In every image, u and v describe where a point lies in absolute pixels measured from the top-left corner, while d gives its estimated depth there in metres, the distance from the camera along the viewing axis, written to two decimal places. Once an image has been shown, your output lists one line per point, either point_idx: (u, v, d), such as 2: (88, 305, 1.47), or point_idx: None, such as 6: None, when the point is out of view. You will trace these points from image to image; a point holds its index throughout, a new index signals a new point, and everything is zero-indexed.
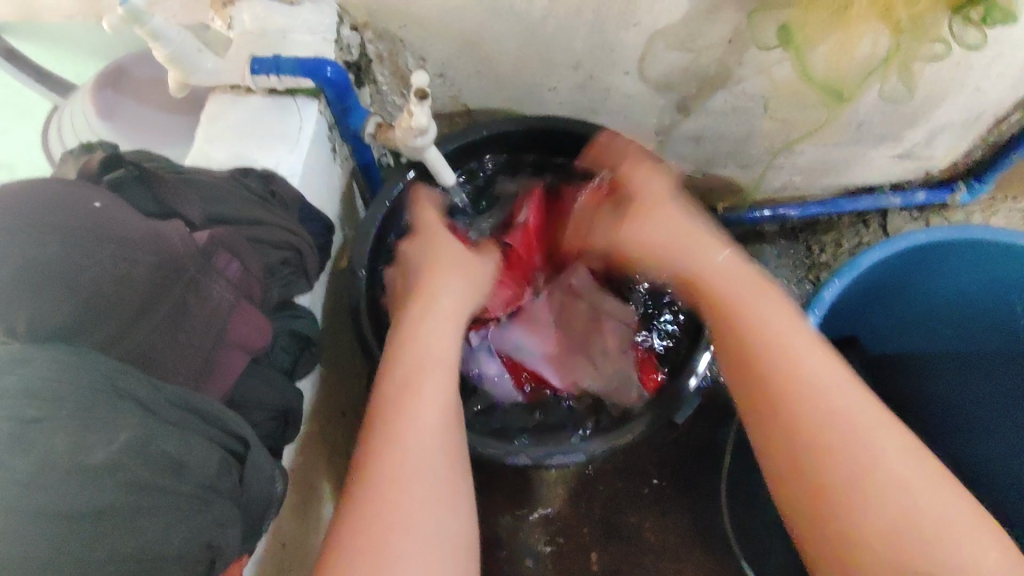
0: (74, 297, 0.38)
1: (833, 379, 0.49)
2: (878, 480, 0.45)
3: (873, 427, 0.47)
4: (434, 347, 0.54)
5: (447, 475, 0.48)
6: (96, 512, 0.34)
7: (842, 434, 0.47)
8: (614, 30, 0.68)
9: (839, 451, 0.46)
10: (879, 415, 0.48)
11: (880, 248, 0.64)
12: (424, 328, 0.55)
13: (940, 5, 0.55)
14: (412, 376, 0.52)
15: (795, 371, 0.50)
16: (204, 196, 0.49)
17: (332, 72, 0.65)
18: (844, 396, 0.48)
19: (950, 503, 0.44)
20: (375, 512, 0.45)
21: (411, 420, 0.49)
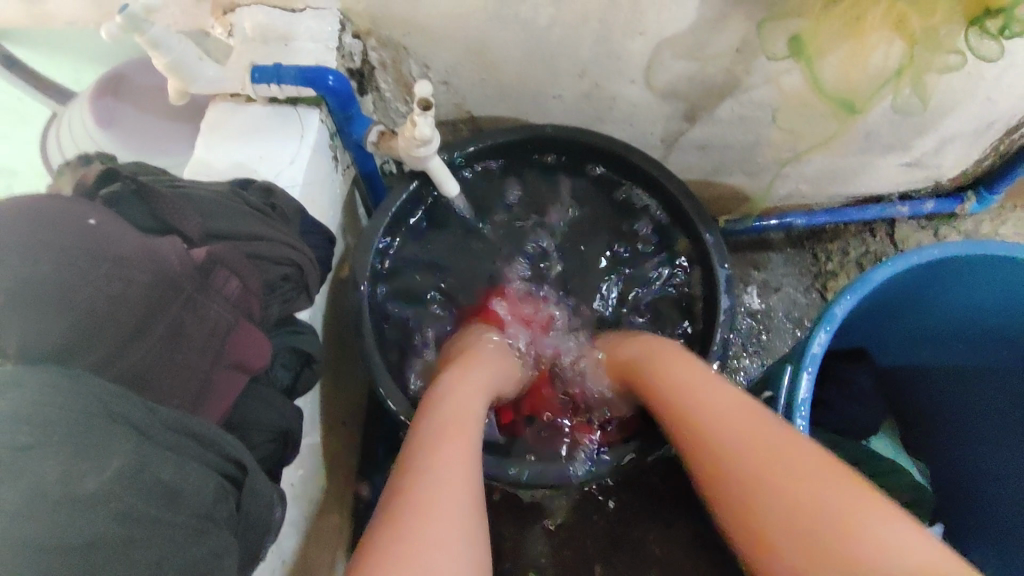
0: (66, 317, 0.37)
1: (753, 440, 0.48)
2: (823, 531, 0.42)
3: (810, 471, 0.45)
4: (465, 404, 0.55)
5: (475, 505, 0.46)
6: (88, 545, 0.33)
7: (783, 491, 0.45)
8: (621, 38, 0.66)
9: (779, 507, 0.44)
10: (815, 462, 0.46)
11: (891, 265, 0.62)
12: (457, 386, 0.57)
13: (956, 17, 0.54)
14: (450, 421, 0.52)
15: (726, 442, 0.49)
16: (202, 211, 0.48)
17: (333, 81, 0.63)
18: (782, 452, 0.47)
19: (911, 540, 0.40)
20: (406, 524, 0.42)
21: (446, 450, 0.49)
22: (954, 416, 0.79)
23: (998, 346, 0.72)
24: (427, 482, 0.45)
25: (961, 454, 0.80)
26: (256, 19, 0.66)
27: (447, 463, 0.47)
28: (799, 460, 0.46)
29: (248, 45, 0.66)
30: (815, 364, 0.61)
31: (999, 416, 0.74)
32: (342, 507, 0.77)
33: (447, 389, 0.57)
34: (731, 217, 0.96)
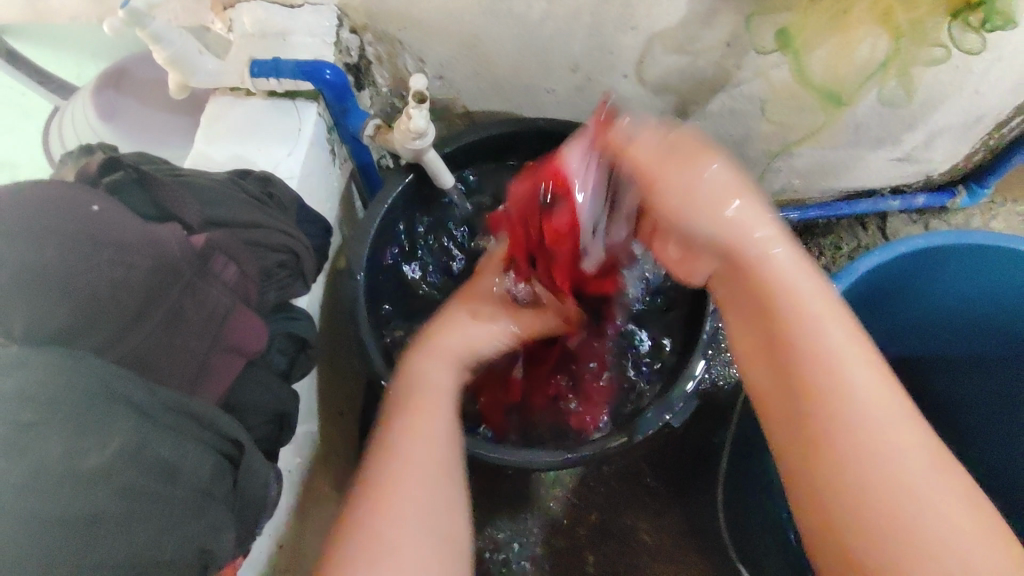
0: (70, 300, 0.38)
1: (845, 373, 0.43)
2: (897, 491, 0.40)
3: (898, 421, 0.42)
4: (434, 378, 0.56)
5: (442, 484, 0.47)
6: (91, 517, 0.34)
7: (861, 444, 0.41)
8: (612, 33, 0.68)
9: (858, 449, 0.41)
10: (901, 416, 0.42)
11: (879, 253, 0.64)
12: (427, 363, 0.57)
13: (939, 11, 0.55)
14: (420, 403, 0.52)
15: (817, 369, 0.44)
16: (201, 199, 0.49)
17: (331, 75, 0.64)
18: (877, 398, 0.42)
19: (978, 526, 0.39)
20: (374, 512, 0.44)
21: (415, 438, 0.49)
22: (944, 405, 0.81)
23: (984, 336, 0.73)
24: (395, 472, 0.46)
25: (948, 443, 0.81)
26: (255, 14, 0.67)
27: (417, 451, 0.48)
28: (890, 411, 0.42)
29: (247, 40, 0.67)
30: None
31: (990, 401, 0.76)
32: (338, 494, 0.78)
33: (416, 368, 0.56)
34: None
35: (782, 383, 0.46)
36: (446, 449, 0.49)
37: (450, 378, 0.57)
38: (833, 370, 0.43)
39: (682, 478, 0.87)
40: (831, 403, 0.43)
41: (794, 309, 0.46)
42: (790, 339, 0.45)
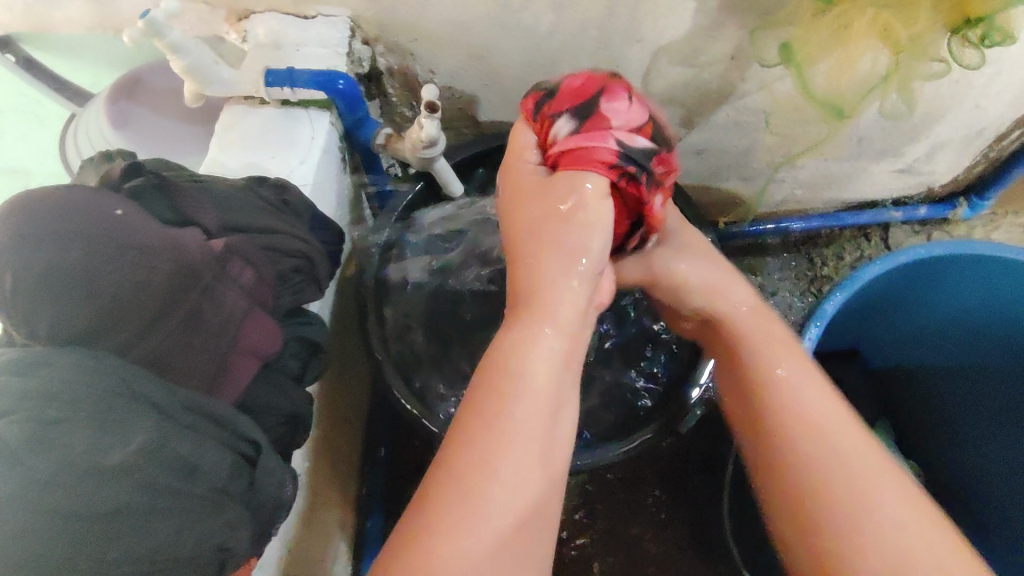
0: (94, 302, 0.40)
1: (792, 389, 0.53)
2: (858, 495, 0.46)
3: (872, 484, 0.47)
4: (541, 367, 0.45)
5: (521, 523, 0.41)
6: (114, 511, 0.35)
7: (797, 422, 0.51)
8: (619, 46, 0.69)
9: (841, 487, 0.47)
10: (865, 451, 0.49)
11: (881, 262, 0.65)
12: (532, 342, 0.45)
13: (939, 26, 0.56)
14: (535, 403, 0.43)
15: (766, 367, 0.55)
16: (220, 205, 0.50)
17: (343, 85, 0.66)
18: (823, 413, 0.51)
19: (910, 510, 0.45)
20: (441, 520, 0.39)
21: (515, 444, 0.42)
22: (947, 414, 0.81)
23: (984, 346, 0.74)
24: (474, 478, 0.40)
25: (953, 450, 0.81)
26: (269, 25, 0.69)
27: (496, 470, 0.41)
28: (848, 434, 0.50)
29: (260, 49, 0.68)
30: None
31: (987, 415, 0.77)
32: (345, 498, 0.79)
33: (514, 348, 0.45)
34: (726, 221, 0.98)
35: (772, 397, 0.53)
36: (539, 466, 0.42)
37: (552, 364, 0.45)
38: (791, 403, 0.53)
39: (690, 487, 0.87)
40: (791, 424, 0.52)
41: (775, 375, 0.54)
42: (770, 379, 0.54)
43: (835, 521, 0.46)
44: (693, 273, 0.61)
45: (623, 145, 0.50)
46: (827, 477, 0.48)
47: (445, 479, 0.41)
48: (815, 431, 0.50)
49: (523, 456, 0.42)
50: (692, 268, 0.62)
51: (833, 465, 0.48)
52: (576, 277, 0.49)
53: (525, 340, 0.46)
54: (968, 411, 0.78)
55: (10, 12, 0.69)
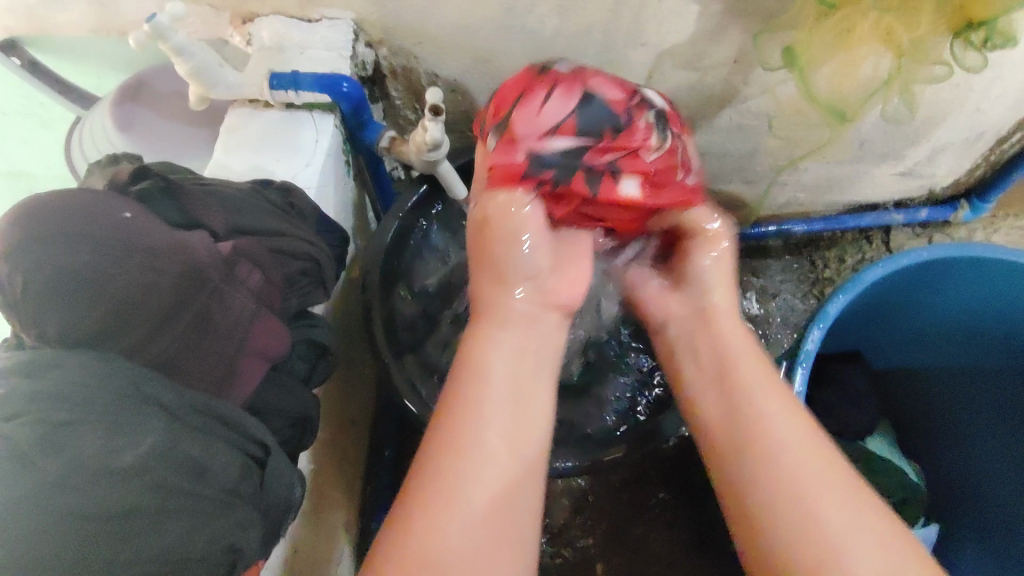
0: (104, 305, 0.40)
1: (761, 396, 0.50)
2: (810, 507, 0.43)
3: (834, 500, 0.43)
4: (502, 363, 0.49)
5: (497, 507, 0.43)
6: (125, 512, 0.35)
7: (758, 425, 0.48)
8: (622, 49, 0.69)
9: (800, 500, 0.44)
10: (829, 467, 0.45)
11: (885, 264, 0.65)
12: (490, 343, 0.50)
13: (940, 30, 0.56)
14: (502, 396, 0.48)
15: (740, 371, 0.52)
16: (227, 207, 0.50)
17: (348, 88, 0.66)
18: (789, 419, 0.48)
19: (874, 535, 0.42)
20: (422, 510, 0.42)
21: (479, 435, 0.45)
22: (949, 414, 0.81)
23: (986, 347, 0.74)
24: (446, 467, 0.44)
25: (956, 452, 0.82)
26: (274, 28, 0.69)
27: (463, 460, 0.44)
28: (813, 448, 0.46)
29: (265, 53, 0.69)
30: (809, 360, 0.63)
31: (987, 415, 0.78)
32: (349, 501, 0.79)
33: (476, 352, 0.50)
34: None
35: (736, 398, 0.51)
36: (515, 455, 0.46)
37: (509, 359, 0.50)
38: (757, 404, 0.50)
39: (693, 489, 0.87)
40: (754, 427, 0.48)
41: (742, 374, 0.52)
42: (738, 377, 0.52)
43: (784, 530, 0.43)
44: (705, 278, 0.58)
45: (536, 153, 0.53)
46: (784, 485, 0.45)
47: (421, 476, 0.44)
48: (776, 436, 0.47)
49: (491, 445, 0.45)
50: (716, 287, 0.58)
51: (785, 474, 0.45)
52: (536, 283, 0.54)
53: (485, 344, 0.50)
54: (968, 408, 0.79)
55: (15, 16, 0.69)
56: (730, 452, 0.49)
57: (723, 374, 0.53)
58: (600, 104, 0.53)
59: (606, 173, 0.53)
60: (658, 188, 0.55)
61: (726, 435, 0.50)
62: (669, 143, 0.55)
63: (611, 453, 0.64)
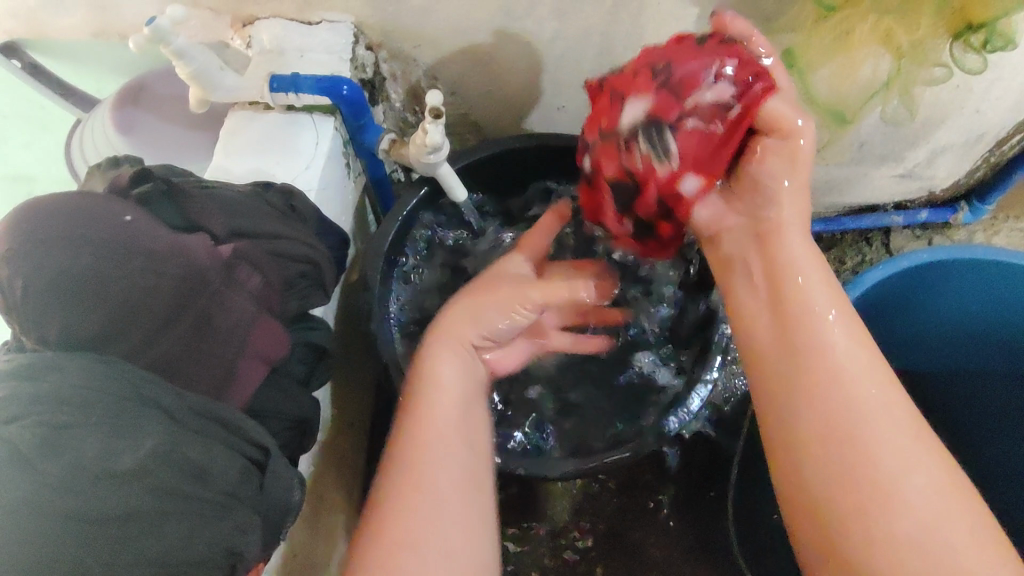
0: (104, 308, 0.40)
1: (825, 325, 0.49)
2: (868, 454, 0.44)
3: (901, 445, 0.44)
4: (442, 375, 0.53)
5: (454, 505, 0.47)
6: (125, 515, 0.35)
7: (823, 362, 0.47)
8: (621, 51, 0.70)
9: (868, 440, 0.44)
10: (893, 411, 0.45)
11: (884, 266, 0.66)
12: (434, 360, 0.54)
13: (940, 31, 0.56)
14: (445, 409, 0.52)
15: (805, 296, 0.50)
16: (227, 210, 0.50)
17: (347, 90, 0.65)
18: (855, 361, 0.47)
19: (935, 479, 0.43)
20: (378, 523, 0.47)
21: (429, 447, 0.49)
22: (953, 416, 0.81)
23: (987, 350, 0.74)
24: (398, 481, 0.48)
25: (957, 452, 0.82)
26: (273, 31, 0.69)
27: (415, 469, 0.48)
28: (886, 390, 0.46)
29: (264, 56, 0.69)
30: None
31: (990, 419, 0.78)
32: (348, 504, 0.79)
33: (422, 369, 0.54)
34: None
35: (797, 329, 0.49)
36: (461, 461, 0.50)
37: (456, 371, 0.54)
38: (823, 343, 0.48)
39: (692, 492, 0.87)
40: (817, 363, 0.47)
41: (804, 309, 0.50)
42: (800, 311, 0.50)
43: (837, 473, 0.44)
44: (770, 178, 0.51)
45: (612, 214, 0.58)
46: (846, 426, 0.45)
47: (379, 494, 0.48)
48: (851, 376, 0.46)
49: (441, 454, 0.49)
50: (787, 195, 0.52)
51: (847, 415, 0.45)
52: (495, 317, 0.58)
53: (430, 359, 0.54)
54: (970, 409, 0.79)
55: (15, 20, 0.70)
56: (784, 388, 0.48)
57: (778, 299, 0.51)
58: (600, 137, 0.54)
59: (662, 187, 0.52)
60: (713, 160, 0.51)
61: (780, 367, 0.49)
62: (681, 139, 0.49)
63: (610, 456, 0.63)
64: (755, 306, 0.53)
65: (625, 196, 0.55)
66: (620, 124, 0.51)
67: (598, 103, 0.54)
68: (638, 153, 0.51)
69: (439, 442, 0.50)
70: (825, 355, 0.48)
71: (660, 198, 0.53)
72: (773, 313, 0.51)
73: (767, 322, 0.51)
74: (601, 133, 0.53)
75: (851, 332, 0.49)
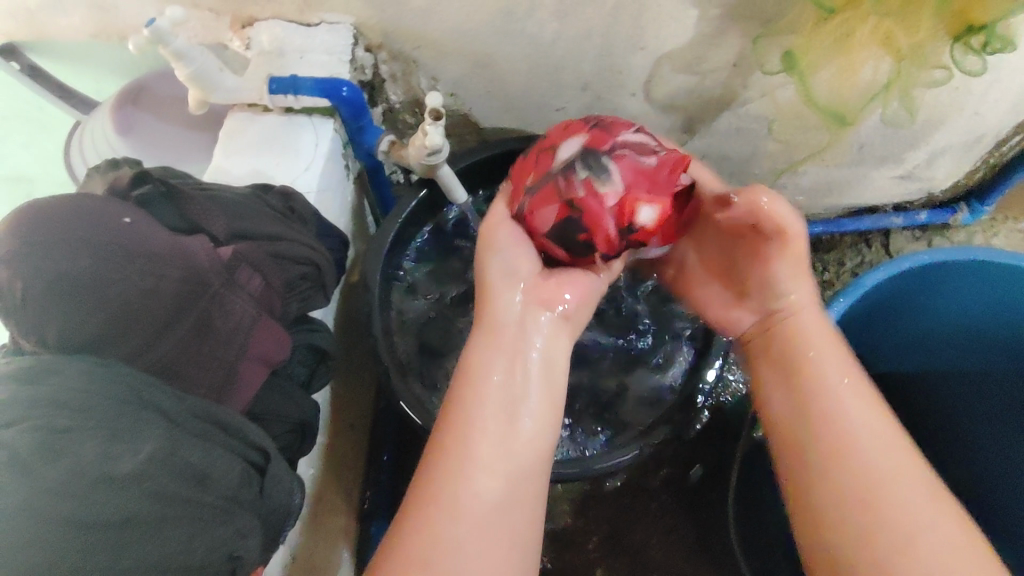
0: (103, 311, 0.40)
1: (837, 384, 0.50)
2: (883, 500, 0.44)
3: (911, 493, 0.44)
4: (496, 366, 0.48)
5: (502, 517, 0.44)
6: (123, 520, 0.35)
7: (839, 412, 0.49)
8: (621, 52, 0.69)
9: (877, 482, 0.45)
10: (903, 462, 0.46)
11: (885, 268, 0.67)
12: (487, 346, 0.50)
13: (940, 34, 0.56)
14: (499, 404, 0.47)
15: (817, 368, 0.52)
16: (228, 212, 0.50)
17: (348, 92, 0.65)
18: (867, 412, 0.48)
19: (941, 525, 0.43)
20: (423, 515, 0.43)
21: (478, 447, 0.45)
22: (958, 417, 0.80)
23: (985, 350, 0.74)
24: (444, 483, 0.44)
25: (958, 452, 0.82)
26: (273, 33, 0.69)
27: (471, 471, 0.45)
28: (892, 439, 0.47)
29: (263, 57, 0.68)
30: None
31: (990, 421, 0.77)
32: (348, 506, 0.78)
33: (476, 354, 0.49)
34: None
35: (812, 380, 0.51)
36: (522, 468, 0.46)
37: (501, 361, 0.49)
38: (837, 395, 0.50)
39: (693, 493, 0.87)
40: (829, 412, 0.49)
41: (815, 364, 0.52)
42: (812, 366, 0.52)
43: (852, 521, 0.45)
44: (777, 274, 0.55)
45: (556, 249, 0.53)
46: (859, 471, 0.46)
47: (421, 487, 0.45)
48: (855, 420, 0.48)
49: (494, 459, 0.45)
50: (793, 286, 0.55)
51: (852, 453, 0.47)
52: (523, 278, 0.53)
53: (485, 347, 0.49)
54: (969, 411, 0.79)
55: (14, 20, 0.69)
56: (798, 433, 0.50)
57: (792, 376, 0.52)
58: (544, 174, 0.53)
59: (616, 207, 0.51)
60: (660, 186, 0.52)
61: (794, 418, 0.51)
62: (618, 160, 0.51)
63: (610, 458, 0.63)
64: (776, 361, 0.54)
65: (578, 228, 0.51)
66: (556, 160, 0.53)
67: (524, 170, 0.56)
68: (585, 175, 0.51)
69: (493, 444, 0.46)
70: (839, 406, 0.49)
71: (617, 220, 0.51)
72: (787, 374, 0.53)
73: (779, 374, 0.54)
74: (534, 185, 0.54)
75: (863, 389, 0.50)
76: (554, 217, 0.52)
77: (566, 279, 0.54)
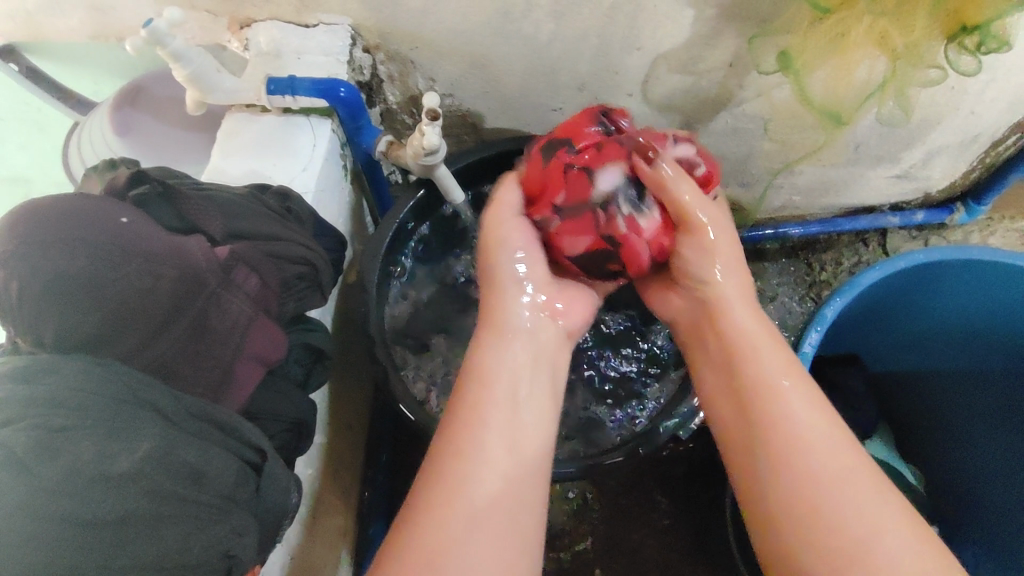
0: (100, 310, 0.40)
1: (779, 388, 0.50)
2: (830, 503, 0.43)
3: (863, 495, 0.43)
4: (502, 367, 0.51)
5: (495, 513, 0.44)
6: (120, 518, 0.35)
7: (782, 416, 0.48)
8: (618, 53, 0.70)
9: (824, 487, 0.44)
10: (851, 461, 0.45)
11: (880, 267, 0.66)
12: (497, 350, 0.52)
13: (936, 33, 0.57)
14: (505, 402, 0.49)
15: (760, 371, 0.51)
16: (225, 212, 0.50)
17: (345, 93, 0.66)
18: (811, 415, 0.48)
19: (895, 526, 0.42)
20: (426, 510, 0.43)
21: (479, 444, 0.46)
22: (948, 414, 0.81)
23: (973, 346, 0.75)
24: (444, 485, 0.44)
25: (953, 450, 0.82)
26: (270, 34, 0.69)
27: (465, 468, 0.45)
28: (839, 439, 0.47)
29: (261, 58, 0.69)
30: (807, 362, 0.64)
31: (983, 419, 0.78)
32: (347, 506, 0.78)
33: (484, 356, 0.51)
34: None
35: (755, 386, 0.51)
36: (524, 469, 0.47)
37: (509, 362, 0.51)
38: (776, 396, 0.49)
39: (689, 493, 0.88)
40: (773, 418, 0.48)
41: (756, 367, 0.51)
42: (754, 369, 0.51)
43: (800, 528, 0.44)
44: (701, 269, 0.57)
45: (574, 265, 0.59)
46: (804, 475, 0.45)
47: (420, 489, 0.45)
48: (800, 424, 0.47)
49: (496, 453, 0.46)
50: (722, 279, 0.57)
51: (797, 455, 0.46)
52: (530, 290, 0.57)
53: (486, 350, 0.52)
54: (965, 408, 0.79)
55: (13, 22, 0.69)
56: (747, 441, 0.50)
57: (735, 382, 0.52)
58: (584, 198, 0.56)
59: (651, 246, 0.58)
60: None
61: (742, 429, 0.50)
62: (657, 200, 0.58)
63: (608, 458, 0.63)
64: (720, 372, 0.54)
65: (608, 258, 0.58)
66: (595, 192, 0.56)
67: (552, 175, 0.57)
68: (630, 214, 0.57)
69: (496, 440, 0.47)
70: (781, 411, 0.48)
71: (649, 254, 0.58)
72: (730, 381, 0.53)
73: (726, 381, 0.53)
74: (567, 206, 0.57)
75: (807, 391, 0.50)
76: (588, 244, 0.57)
77: (578, 290, 0.61)
